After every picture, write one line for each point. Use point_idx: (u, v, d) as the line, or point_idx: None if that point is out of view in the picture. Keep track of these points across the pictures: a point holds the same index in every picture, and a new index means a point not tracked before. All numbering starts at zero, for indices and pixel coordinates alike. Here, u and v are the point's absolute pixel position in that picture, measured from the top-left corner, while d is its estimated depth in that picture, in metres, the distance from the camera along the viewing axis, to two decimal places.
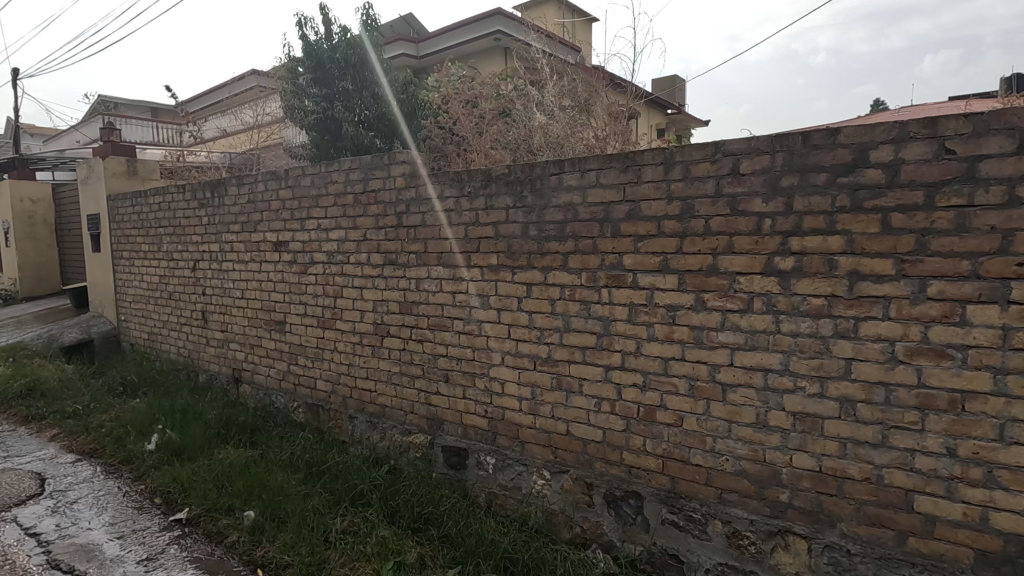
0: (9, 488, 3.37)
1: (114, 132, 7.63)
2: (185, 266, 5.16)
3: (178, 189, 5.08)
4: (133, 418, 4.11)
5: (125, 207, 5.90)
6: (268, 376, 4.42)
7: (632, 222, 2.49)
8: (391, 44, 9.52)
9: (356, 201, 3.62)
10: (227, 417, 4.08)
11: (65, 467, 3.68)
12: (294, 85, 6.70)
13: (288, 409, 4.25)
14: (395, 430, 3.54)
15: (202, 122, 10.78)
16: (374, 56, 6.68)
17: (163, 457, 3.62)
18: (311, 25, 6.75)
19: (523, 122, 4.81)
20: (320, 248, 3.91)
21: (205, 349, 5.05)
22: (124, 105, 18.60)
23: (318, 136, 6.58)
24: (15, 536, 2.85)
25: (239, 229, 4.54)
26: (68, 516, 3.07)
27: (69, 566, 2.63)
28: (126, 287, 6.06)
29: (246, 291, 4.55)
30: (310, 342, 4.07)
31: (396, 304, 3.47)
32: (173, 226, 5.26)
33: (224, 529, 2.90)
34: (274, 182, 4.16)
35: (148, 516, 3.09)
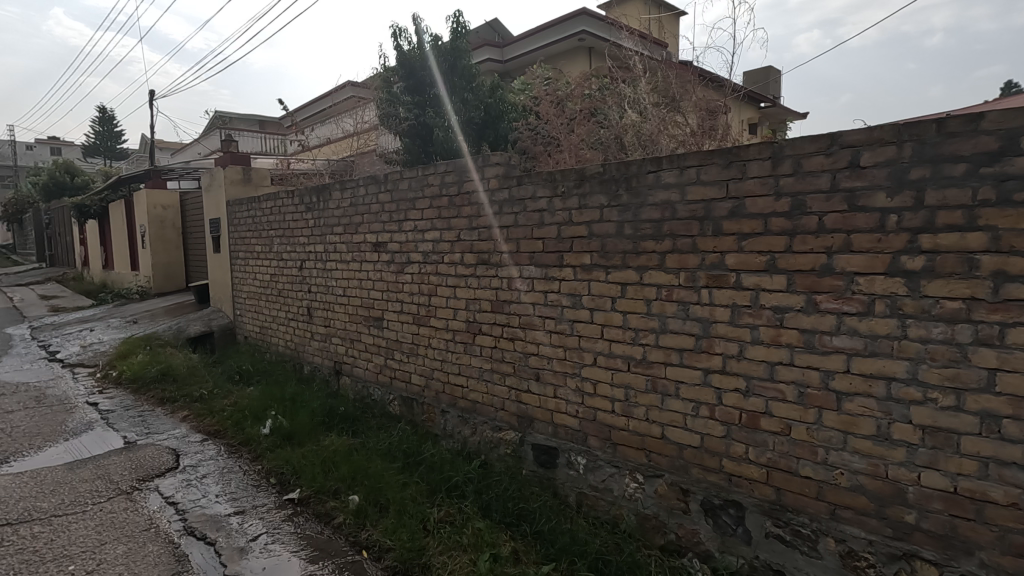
0: (150, 460, 3.81)
1: (233, 143, 8.41)
2: (293, 265, 5.59)
3: (288, 193, 5.51)
4: (250, 404, 4.50)
5: (241, 212, 6.47)
6: (367, 369, 4.68)
7: (735, 220, 2.39)
8: (477, 50, 9.78)
9: (450, 203, 3.75)
10: (330, 408, 4.37)
11: (195, 445, 4.10)
12: (389, 93, 7.02)
13: (384, 401, 4.48)
14: (486, 426, 3.62)
15: (309, 131, 11.63)
16: (463, 62, 6.89)
17: (276, 441, 3.94)
18: (405, 36, 7.07)
19: (614, 121, 4.76)
20: (416, 248, 4.08)
21: (310, 343, 5.43)
22: (238, 119, 20.59)
23: (409, 142, 6.86)
24: (158, 504, 3.22)
25: (342, 230, 4.84)
26: (199, 488, 3.42)
27: (201, 534, 2.92)
28: (241, 283, 6.64)
29: (346, 289, 4.86)
30: (406, 338, 4.25)
31: (488, 302, 3.55)
32: (283, 227, 5.70)
33: (331, 511, 3.10)
34: (374, 186, 4.40)
35: (265, 493, 3.39)
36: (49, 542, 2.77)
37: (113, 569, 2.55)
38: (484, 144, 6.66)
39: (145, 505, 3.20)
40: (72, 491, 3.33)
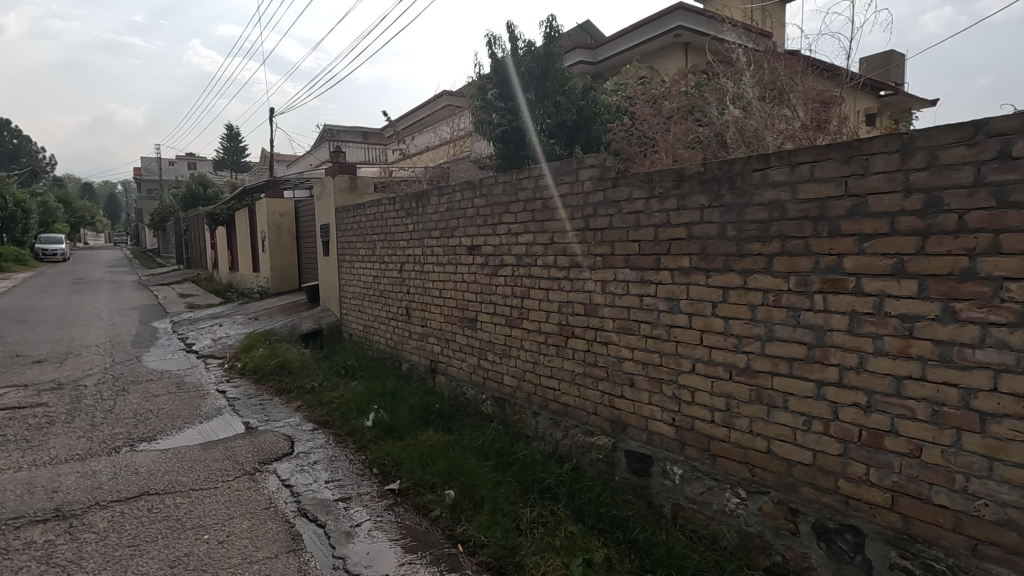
0: (269, 444, 4.18)
1: (341, 154, 9.05)
2: (394, 267, 5.90)
3: (389, 200, 5.83)
4: (355, 397, 4.81)
5: (348, 217, 6.93)
6: (461, 369, 4.83)
7: (855, 220, 2.19)
8: (569, 53, 9.80)
9: (543, 206, 3.78)
10: (427, 404, 4.56)
11: (307, 433, 4.45)
12: (483, 100, 7.16)
13: (477, 400, 4.59)
14: (578, 430, 3.60)
15: (409, 140, 12.25)
16: (555, 66, 6.92)
17: (378, 433, 4.18)
18: (500, 43, 7.24)
19: (714, 118, 4.57)
20: (509, 251, 4.15)
21: (408, 342, 5.70)
22: (344, 132, 22.16)
23: (502, 147, 7.05)
24: (276, 485, 3.53)
25: (439, 234, 5.04)
26: (310, 473, 3.70)
27: (313, 515, 3.15)
28: (347, 285, 7.11)
29: (443, 290, 5.04)
30: (499, 339, 4.33)
31: (581, 306, 3.53)
32: (385, 232, 6.04)
33: (428, 503, 3.23)
34: (470, 191, 4.54)
35: (369, 482, 3.60)
36: (188, 513, 3.12)
37: (239, 542, 2.83)
38: (576, 146, 6.71)
39: (265, 485, 3.52)
40: (206, 468, 3.74)
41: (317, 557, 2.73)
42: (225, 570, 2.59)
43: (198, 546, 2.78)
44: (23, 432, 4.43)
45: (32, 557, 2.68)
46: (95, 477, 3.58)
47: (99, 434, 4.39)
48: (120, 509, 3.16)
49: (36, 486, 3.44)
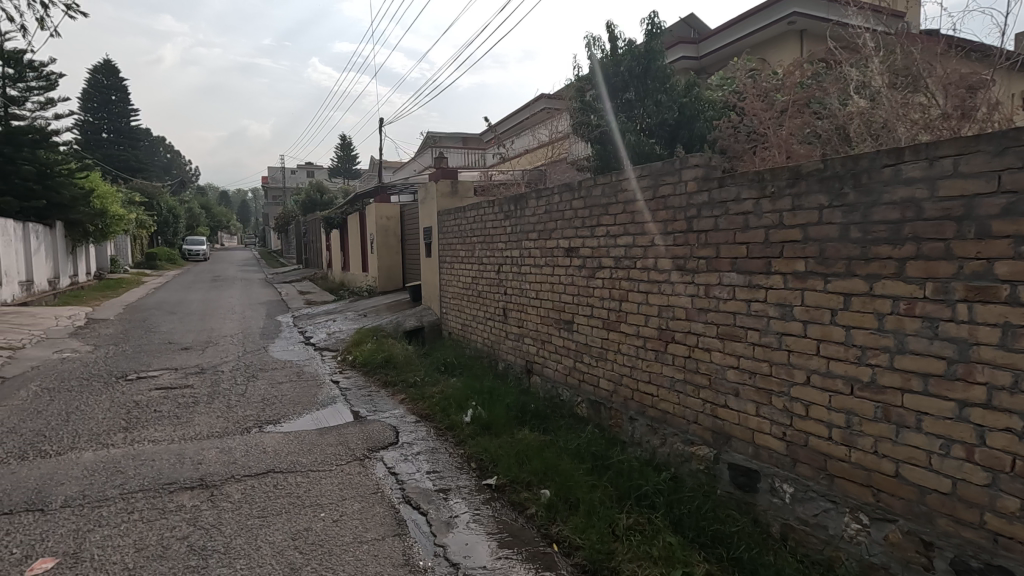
0: (377, 433, 4.46)
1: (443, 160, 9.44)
2: (492, 268, 6.05)
3: (489, 203, 6.00)
4: (454, 394, 5.01)
5: (450, 220, 7.21)
6: (556, 370, 4.86)
7: (1009, 220, 1.94)
8: (671, 49, 9.48)
9: (644, 207, 3.71)
10: (523, 404, 4.64)
11: (410, 425, 4.70)
12: (582, 102, 7.13)
13: (572, 402, 4.59)
14: (677, 438, 3.48)
15: (507, 144, 12.52)
16: (657, 63, 6.74)
17: (476, 429, 4.32)
18: (599, 44, 7.18)
19: (835, 110, 4.22)
20: (608, 253, 4.11)
21: (505, 342, 5.82)
22: (446, 138, 23.08)
23: (601, 148, 6.95)
24: (383, 472, 3.76)
25: (536, 236, 5.11)
26: (413, 463, 3.91)
27: (416, 503, 3.32)
28: (447, 285, 7.41)
29: (539, 292, 5.10)
30: (595, 341, 4.30)
31: (682, 310, 3.42)
32: (484, 235, 6.22)
33: (524, 501, 3.28)
34: (568, 194, 4.56)
35: (467, 475, 3.74)
36: (307, 491, 3.42)
37: (351, 522, 3.05)
38: (678, 145, 6.54)
39: (374, 471, 3.77)
40: (322, 451, 4.07)
41: (420, 543, 2.87)
42: (338, 546, 2.80)
43: (315, 522, 3.03)
44: (174, 409, 5.08)
45: (183, 518, 3.07)
46: (231, 452, 4.03)
47: (234, 414, 4.94)
48: (251, 483, 3.53)
49: (185, 457, 3.94)
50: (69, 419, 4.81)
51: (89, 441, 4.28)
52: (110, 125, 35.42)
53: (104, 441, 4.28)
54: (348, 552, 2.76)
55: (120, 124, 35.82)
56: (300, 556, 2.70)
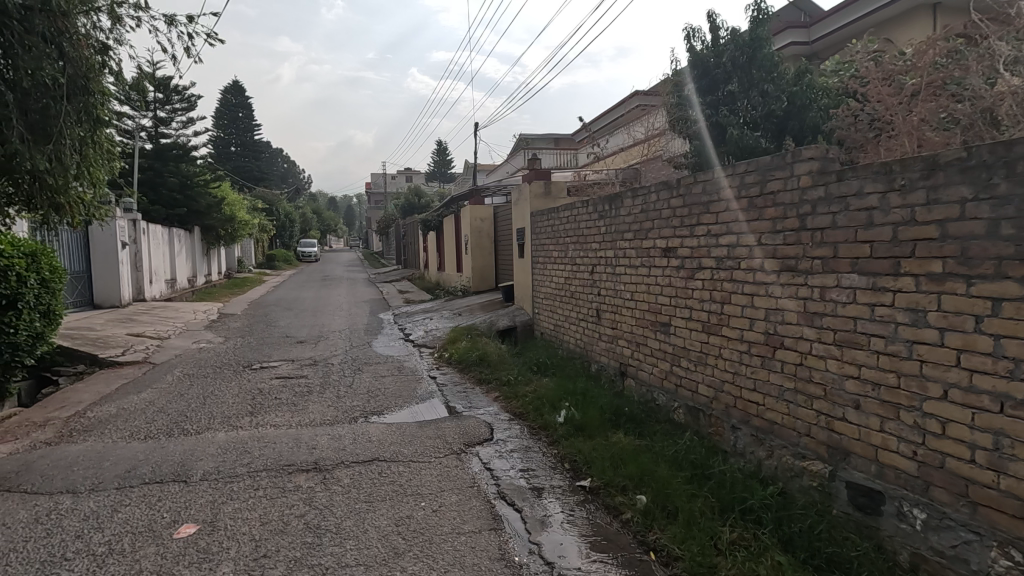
0: (473, 429, 4.59)
1: (537, 161, 9.51)
2: (585, 269, 6.01)
3: (583, 203, 5.96)
4: (547, 393, 5.03)
5: (543, 221, 7.25)
6: (651, 374, 4.74)
7: None
8: (779, 35, 8.96)
9: (750, 204, 3.50)
10: (617, 406, 4.56)
11: (504, 423, 4.78)
12: (680, 97, 6.88)
13: (668, 407, 4.44)
14: (786, 451, 3.25)
15: (601, 143, 12.37)
16: (764, 51, 6.34)
17: (570, 430, 4.31)
18: (699, 36, 6.88)
19: (979, 91, 3.74)
20: (709, 253, 3.93)
21: (598, 343, 5.76)
22: (537, 140, 23.30)
23: (700, 144, 6.66)
24: (479, 467, 3.86)
25: (632, 236, 5.00)
26: (508, 460, 3.97)
27: (512, 500, 3.38)
28: (540, 285, 7.46)
29: (635, 293, 4.99)
30: (694, 345, 4.14)
31: (793, 314, 3.19)
32: (577, 235, 6.19)
33: (620, 505, 3.23)
34: (666, 192, 4.41)
35: (561, 476, 3.74)
36: (408, 481, 3.59)
37: (449, 513, 3.16)
38: (787, 137, 6.11)
39: (470, 466, 3.88)
40: (422, 443, 4.26)
41: (515, 539, 2.92)
42: (438, 536, 2.92)
43: (417, 511, 3.18)
44: (291, 397, 5.56)
45: (300, 498, 3.35)
46: (340, 439, 4.33)
47: (342, 404, 5.31)
48: (359, 469, 3.78)
49: (302, 442, 4.30)
50: (206, 402, 5.42)
51: (221, 422, 4.79)
52: (238, 139, 39.36)
53: (234, 423, 4.78)
54: (447, 542, 2.86)
55: (246, 138, 39.70)
56: (403, 542, 2.85)
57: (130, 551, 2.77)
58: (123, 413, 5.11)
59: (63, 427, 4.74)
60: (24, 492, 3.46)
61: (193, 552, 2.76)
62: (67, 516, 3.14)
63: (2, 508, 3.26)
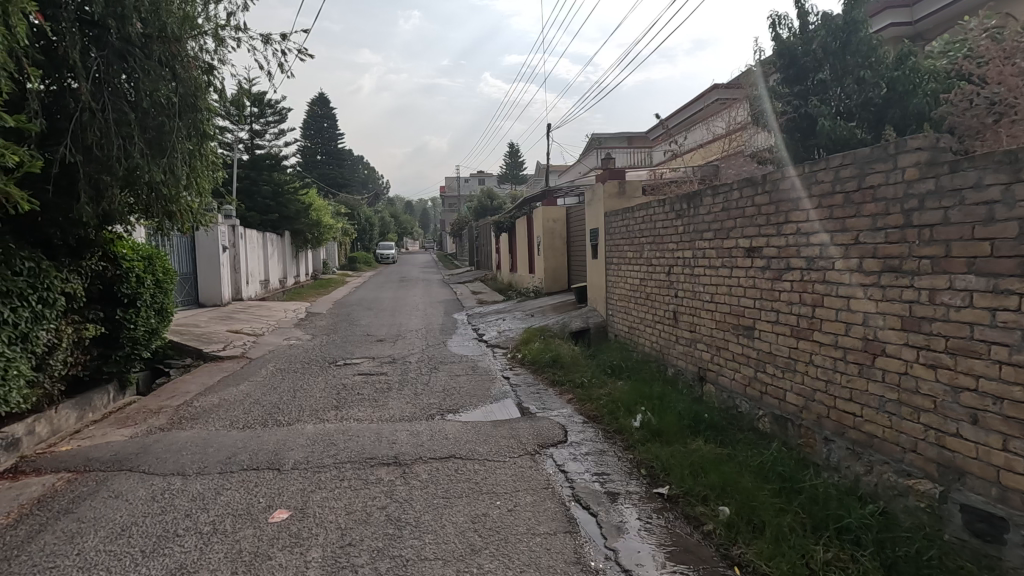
0: (547, 430, 4.59)
1: (611, 161, 9.37)
2: (661, 270, 5.85)
3: (659, 202, 5.81)
4: (623, 397, 4.95)
5: (617, 221, 7.13)
6: (733, 379, 4.52)
7: None
8: (878, 16, 8.35)
9: (846, 200, 3.25)
10: (697, 412, 4.39)
11: (578, 425, 4.74)
12: (764, 89, 6.54)
13: (752, 416, 4.22)
14: (888, 468, 3.00)
15: (678, 140, 12.02)
16: (860, 35, 5.90)
17: (646, 435, 4.20)
18: (786, 23, 6.51)
19: None
20: (799, 252, 3.69)
21: (675, 346, 5.58)
22: (610, 139, 23.05)
23: (787, 137, 6.29)
24: (553, 468, 3.86)
25: (712, 235, 4.80)
26: (582, 463, 3.93)
27: (587, 503, 3.34)
28: (613, 287, 7.34)
29: (715, 294, 4.78)
30: (782, 350, 3.91)
31: (895, 319, 2.93)
32: (653, 235, 6.03)
33: (701, 516, 3.11)
34: (750, 188, 4.21)
35: (638, 482, 3.65)
36: (484, 479, 3.65)
37: (524, 513, 3.18)
38: (886, 128, 5.65)
39: (545, 467, 3.88)
40: (497, 442, 4.31)
41: (592, 543, 2.88)
42: (514, 535, 2.94)
43: (492, 509, 3.22)
44: (373, 393, 5.81)
45: (381, 490, 3.49)
46: (419, 435, 4.47)
47: (420, 401, 5.48)
48: (437, 465, 3.88)
49: (383, 436, 4.48)
50: (296, 395, 5.79)
51: (310, 415, 5.10)
52: (323, 148, 41.75)
53: (321, 416, 5.06)
54: (523, 542, 2.87)
55: (330, 147, 42.05)
56: (479, 539, 2.89)
57: (231, 532, 3.00)
58: (224, 403, 5.55)
59: (174, 415, 5.22)
60: (142, 472, 3.84)
61: (286, 536, 2.95)
62: (178, 496, 3.45)
63: (125, 486, 3.64)
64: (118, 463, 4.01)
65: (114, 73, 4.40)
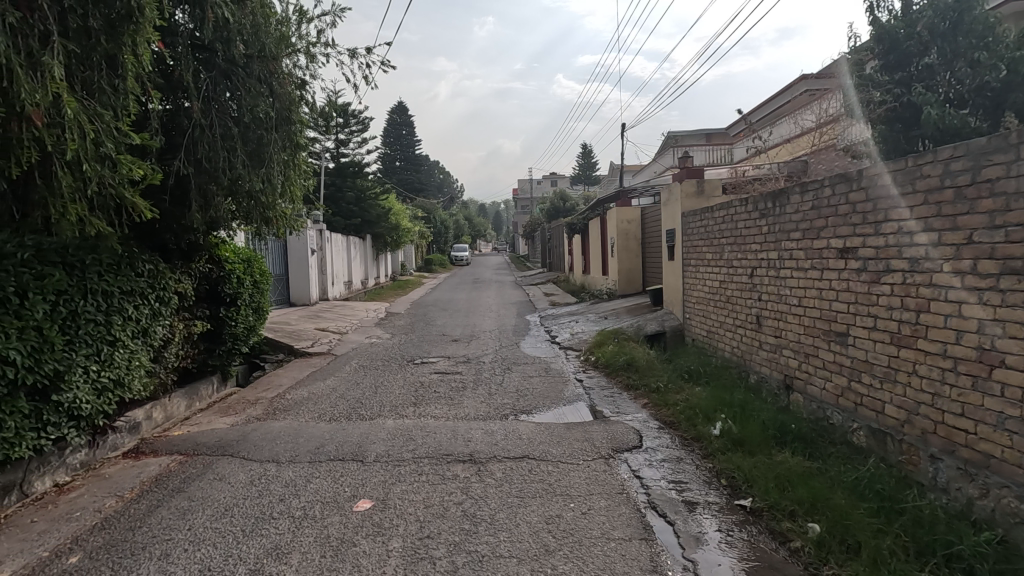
0: (621, 434, 4.52)
1: (689, 159, 9.06)
2: (743, 272, 5.60)
3: (741, 201, 5.56)
4: (701, 403, 4.78)
5: (695, 222, 6.90)
6: (824, 389, 4.25)
7: None
8: None
9: (957, 195, 2.96)
10: (782, 422, 4.17)
11: (654, 431, 4.63)
12: (860, 77, 6.09)
13: (845, 428, 3.94)
14: (1007, 492, 2.70)
15: (763, 135, 11.42)
16: (974, 13, 5.35)
17: (727, 444, 4.04)
18: (885, 5, 6.02)
19: None
20: (901, 253, 3.41)
21: (758, 352, 5.32)
22: (688, 136, 22.38)
23: (886, 129, 5.82)
24: (628, 473, 3.79)
25: (800, 235, 4.54)
26: (658, 470, 3.84)
27: (663, 511, 3.26)
28: (691, 290, 7.11)
29: (803, 298, 4.52)
30: (879, 359, 3.62)
31: (1016, 326, 2.64)
32: (734, 235, 5.79)
33: (787, 532, 2.94)
34: (844, 185, 3.94)
35: (718, 492, 3.51)
36: (557, 481, 3.65)
37: (598, 517, 3.15)
38: (1007, 114, 5.10)
39: (619, 471, 3.83)
40: (570, 445, 4.30)
41: (669, 552, 2.81)
42: (588, 539, 2.92)
43: (566, 511, 3.22)
44: (449, 391, 5.97)
45: (457, 486, 3.58)
46: (493, 435, 4.54)
47: (494, 401, 5.57)
48: (511, 465, 3.93)
49: (459, 434, 4.59)
50: (378, 391, 6.07)
51: (390, 411, 5.32)
52: (402, 154, 43.41)
53: (400, 412, 5.27)
54: (597, 546, 2.85)
55: (408, 153, 43.64)
56: (553, 540, 2.90)
57: (320, 518, 3.19)
58: (313, 397, 5.93)
59: (269, 406, 5.64)
60: (242, 458, 4.17)
61: (369, 525, 3.10)
62: (272, 482, 3.72)
63: (228, 469, 3.98)
64: (222, 449, 4.38)
65: (220, 92, 4.82)
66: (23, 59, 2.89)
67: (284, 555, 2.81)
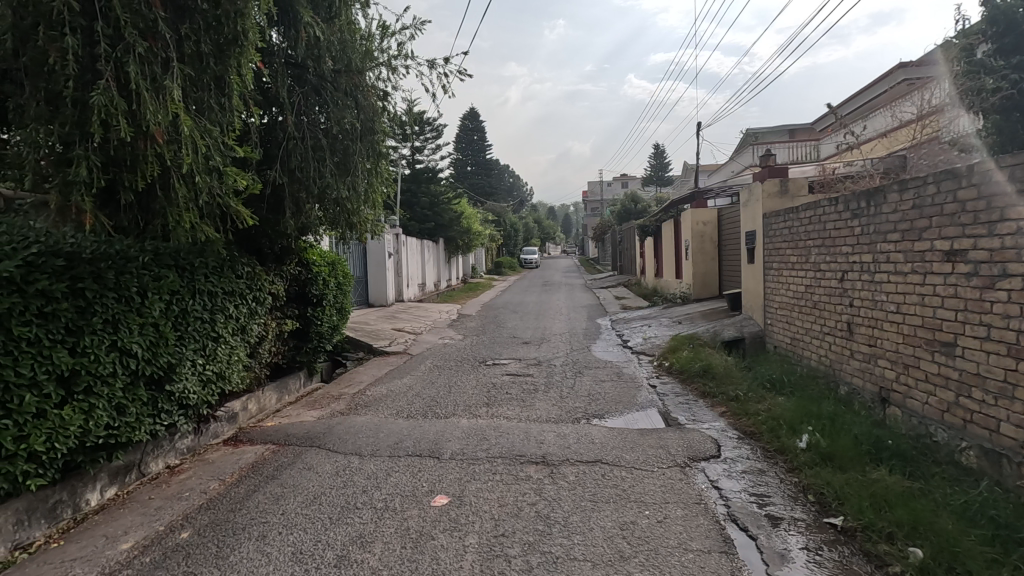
0: (698, 443, 4.38)
1: (771, 157, 8.63)
2: (833, 276, 5.27)
3: (831, 201, 5.24)
4: (785, 414, 4.54)
5: (778, 224, 6.57)
6: (926, 404, 3.92)
7: None
8: None
9: None
10: (878, 438, 3.88)
11: (733, 441, 4.45)
12: (970, 63, 5.58)
13: (951, 447, 3.61)
14: None
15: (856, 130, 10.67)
16: None
17: (815, 458, 3.82)
18: None
19: None
20: (1019, 256, 3.09)
21: (850, 362, 4.98)
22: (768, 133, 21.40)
23: (1001, 119, 5.28)
24: (706, 483, 3.67)
25: (899, 237, 4.22)
26: (739, 482, 3.69)
27: (744, 525, 3.13)
28: (773, 295, 6.78)
29: (902, 304, 4.19)
30: (993, 372, 3.30)
31: None
32: (823, 237, 5.46)
33: (884, 554, 2.75)
34: (952, 182, 3.62)
35: (805, 508, 3.33)
36: (632, 487, 3.60)
37: (675, 527, 3.08)
38: None
39: (696, 481, 3.71)
40: (644, 451, 4.23)
41: (751, 568, 2.70)
42: (664, 547, 2.86)
43: (641, 518, 3.17)
44: (521, 393, 6.04)
45: (531, 487, 3.62)
46: (566, 438, 4.55)
47: (566, 404, 5.58)
48: (584, 468, 3.92)
49: (531, 435, 4.63)
50: (452, 391, 6.24)
51: (464, 410, 5.45)
52: (473, 160, 44.32)
53: (473, 412, 5.39)
54: (674, 556, 2.79)
55: (480, 158, 44.50)
56: (628, 546, 2.87)
57: (400, 510, 3.33)
58: (391, 394, 6.19)
59: (351, 401, 5.94)
60: (328, 450, 4.43)
61: (446, 519, 3.21)
62: (356, 473, 3.92)
63: (316, 460, 4.23)
64: (310, 440, 4.67)
65: (311, 106, 5.14)
66: (149, 84, 3.24)
67: (368, 544, 2.96)
